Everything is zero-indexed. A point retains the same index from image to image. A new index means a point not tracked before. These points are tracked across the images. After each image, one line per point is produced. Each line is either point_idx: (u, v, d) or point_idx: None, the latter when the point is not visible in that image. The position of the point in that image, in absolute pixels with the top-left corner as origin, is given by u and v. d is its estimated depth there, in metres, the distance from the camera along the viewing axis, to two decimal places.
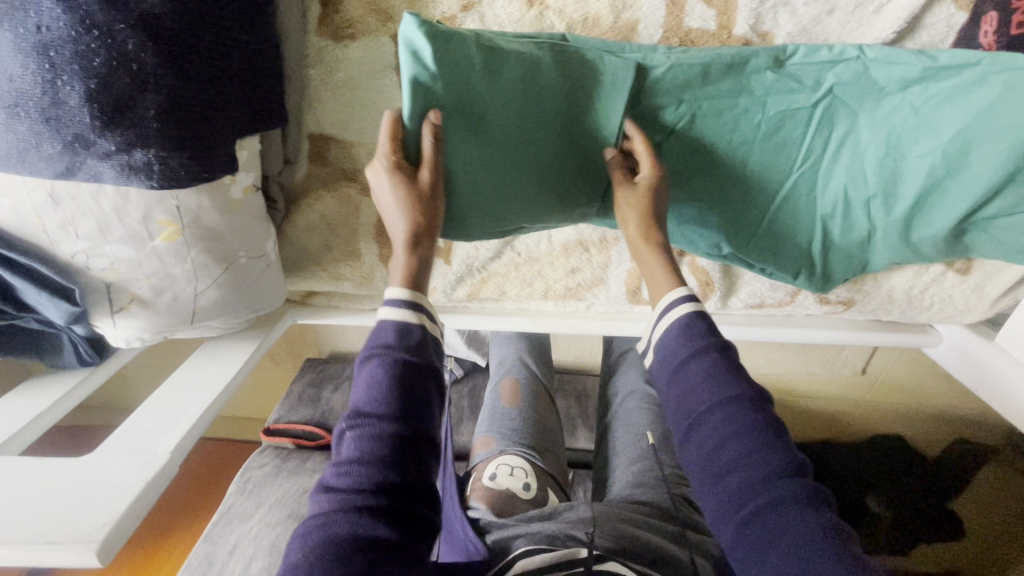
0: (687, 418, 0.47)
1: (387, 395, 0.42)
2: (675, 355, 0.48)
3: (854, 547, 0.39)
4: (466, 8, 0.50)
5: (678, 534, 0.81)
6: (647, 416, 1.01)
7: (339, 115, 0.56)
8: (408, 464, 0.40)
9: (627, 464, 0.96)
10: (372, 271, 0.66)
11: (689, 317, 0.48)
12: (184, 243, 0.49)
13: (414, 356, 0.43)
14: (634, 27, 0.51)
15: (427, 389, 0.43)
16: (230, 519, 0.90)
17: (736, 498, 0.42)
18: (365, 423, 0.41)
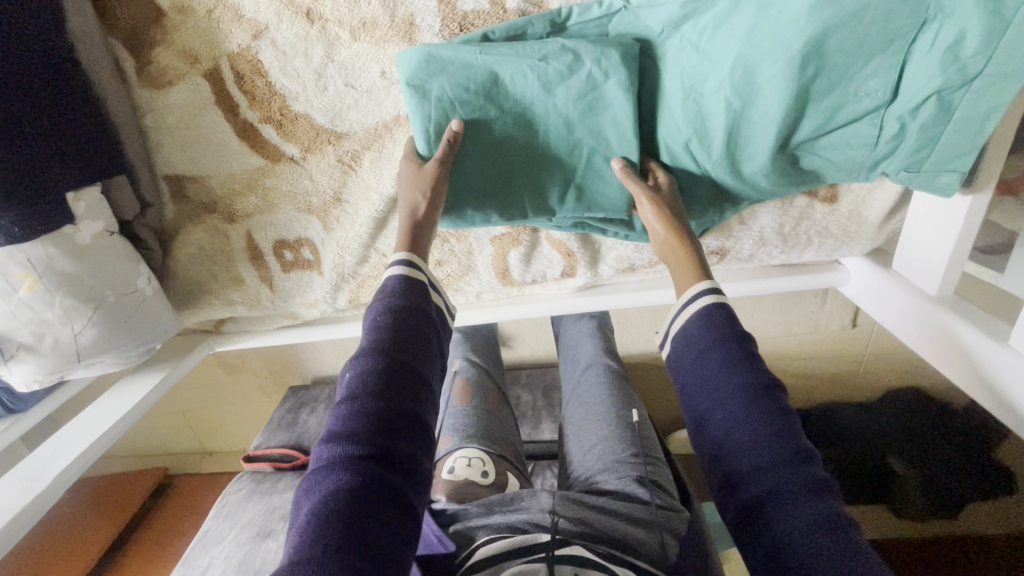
0: (704, 394, 0.48)
1: (383, 338, 0.48)
2: (696, 341, 0.51)
3: (857, 535, 0.41)
4: (257, 36, 0.55)
5: (647, 517, 0.76)
6: (604, 392, 0.96)
7: (184, 155, 0.62)
8: (397, 405, 0.45)
9: (587, 448, 0.90)
10: (258, 292, 0.70)
11: (711, 307, 0.51)
12: (46, 290, 0.55)
13: (404, 303, 0.51)
14: (411, 21, 0.54)
15: (419, 335, 0.50)
16: (206, 542, 0.96)
17: (746, 477, 0.44)
18: (363, 364, 0.47)
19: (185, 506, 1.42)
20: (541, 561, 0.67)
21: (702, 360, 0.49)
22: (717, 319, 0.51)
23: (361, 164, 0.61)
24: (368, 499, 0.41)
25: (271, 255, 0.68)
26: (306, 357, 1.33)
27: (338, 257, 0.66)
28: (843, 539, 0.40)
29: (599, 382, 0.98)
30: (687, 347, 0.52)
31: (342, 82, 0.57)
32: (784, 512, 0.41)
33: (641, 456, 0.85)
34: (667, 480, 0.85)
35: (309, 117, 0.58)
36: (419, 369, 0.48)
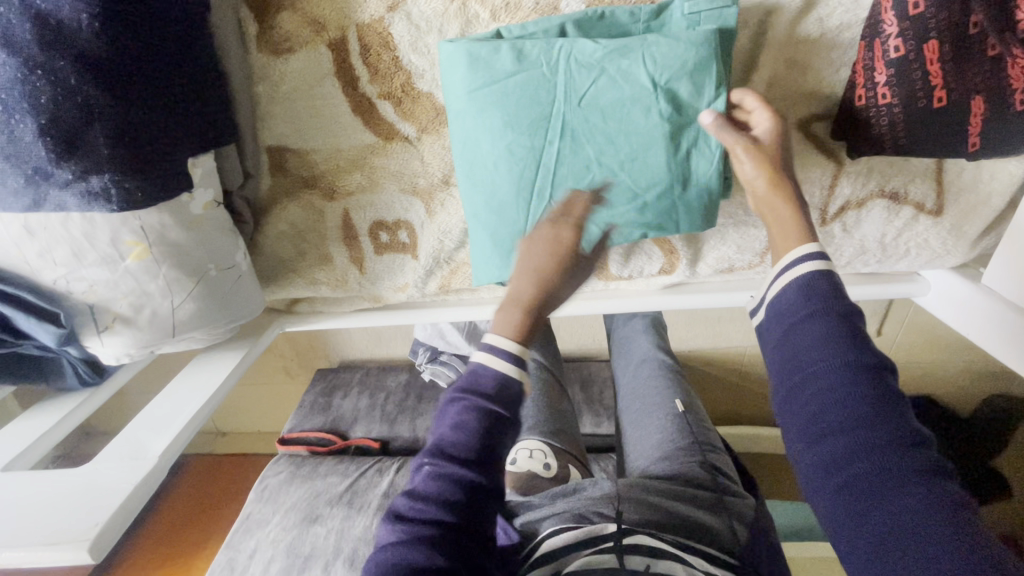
0: (792, 374, 0.42)
1: (472, 441, 0.45)
2: (796, 313, 0.43)
3: (978, 523, 0.36)
4: (392, 8, 0.53)
5: (713, 501, 0.78)
6: (661, 384, 0.97)
7: (292, 127, 0.59)
8: (475, 502, 0.44)
9: (646, 438, 0.92)
10: (345, 273, 0.68)
11: (809, 278, 0.43)
12: (153, 260, 0.52)
13: (502, 407, 0.46)
14: (555, 5, 0.52)
15: (504, 437, 0.46)
16: (249, 525, 0.94)
17: (844, 462, 0.39)
18: (442, 458, 0.45)
19: (203, 487, 1.39)
20: (608, 551, 0.66)
21: (807, 334, 0.42)
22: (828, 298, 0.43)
23: None
24: None
25: (365, 236, 0.66)
26: (337, 341, 1.30)
27: (437, 242, 0.65)
28: (964, 531, 0.35)
29: (654, 376, 0.99)
30: (778, 321, 0.45)
31: None
32: (885, 500, 0.37)
33: (700, 447, 0.87)
34: (730, 468, 0.88)
35: (432, 96, 0.57)
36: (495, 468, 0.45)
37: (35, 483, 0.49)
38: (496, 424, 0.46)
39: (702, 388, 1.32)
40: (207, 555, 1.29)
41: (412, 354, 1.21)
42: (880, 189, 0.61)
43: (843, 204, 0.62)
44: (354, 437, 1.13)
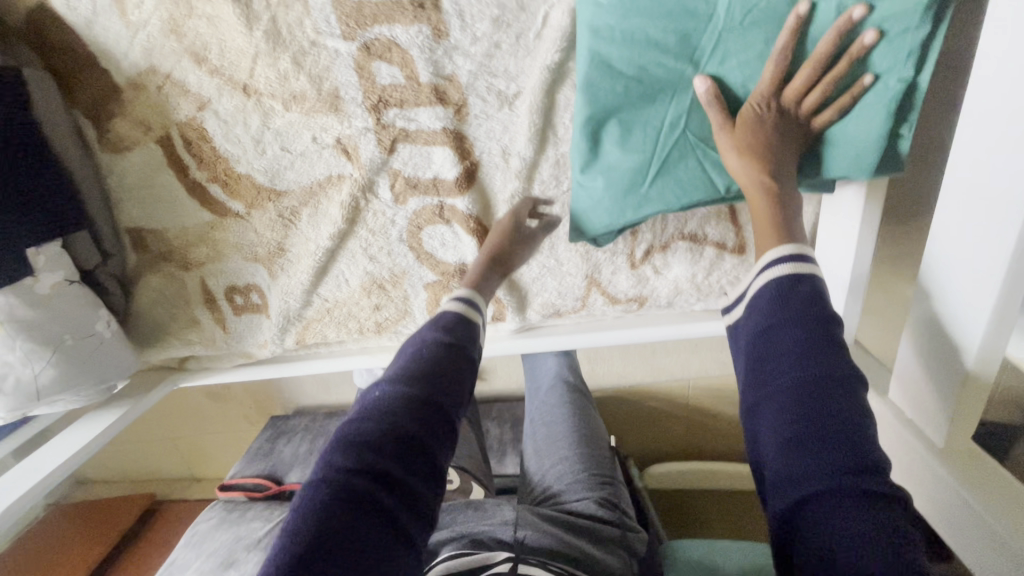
0: (755, 373, 0.46)
1: (420, 367, 0.56)
2: (761, 320, 0.47)
3: (911, 549, 0.35)
4: (201, 107, 0.61)
5: (614, 537, 0.73)
6: (567, 409, 0.93)
7: (142, 210, 0.68)
8: (407, 431, 0.51)
9: (548, 465, 0.88)
10: (212, 332, 0.76)
11: (784, 279, 0.47)
12: (8, 335, 0.60)
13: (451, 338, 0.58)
14: (336, 93, 0.59)
15: (454, 372, 0.56)
16: (173, 569, 1.00)
17: (799, 471, 0.40)
18: (391, 387, 0.55)
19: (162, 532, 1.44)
20: None
21: (774, 339, 0.45)
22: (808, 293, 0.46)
23: (300, 216, 0.67)
24: (360, 506, 0.46)
25: (223, 299, 0.73)
26: (287, 389, 1.38)
27: (283, 303, 0.71)
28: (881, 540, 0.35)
29: (562, 401, 0.94)
30: (754, 326, 0.48)
31: (280, 146, 0.63)
32: (832, 518, 0.37)
33: (601, 478, 0.83)
34: (628, 502, 0.83)
35: (251, 176, 0.64)
36: (438, 406, 0.53)
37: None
38: (450, 352, 0.58)
39: (644, 425, 1.30)
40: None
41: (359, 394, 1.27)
42: (679, 231, 0.63)
43: (647, 248, 0.64)
44: (289, 482, 1.18)
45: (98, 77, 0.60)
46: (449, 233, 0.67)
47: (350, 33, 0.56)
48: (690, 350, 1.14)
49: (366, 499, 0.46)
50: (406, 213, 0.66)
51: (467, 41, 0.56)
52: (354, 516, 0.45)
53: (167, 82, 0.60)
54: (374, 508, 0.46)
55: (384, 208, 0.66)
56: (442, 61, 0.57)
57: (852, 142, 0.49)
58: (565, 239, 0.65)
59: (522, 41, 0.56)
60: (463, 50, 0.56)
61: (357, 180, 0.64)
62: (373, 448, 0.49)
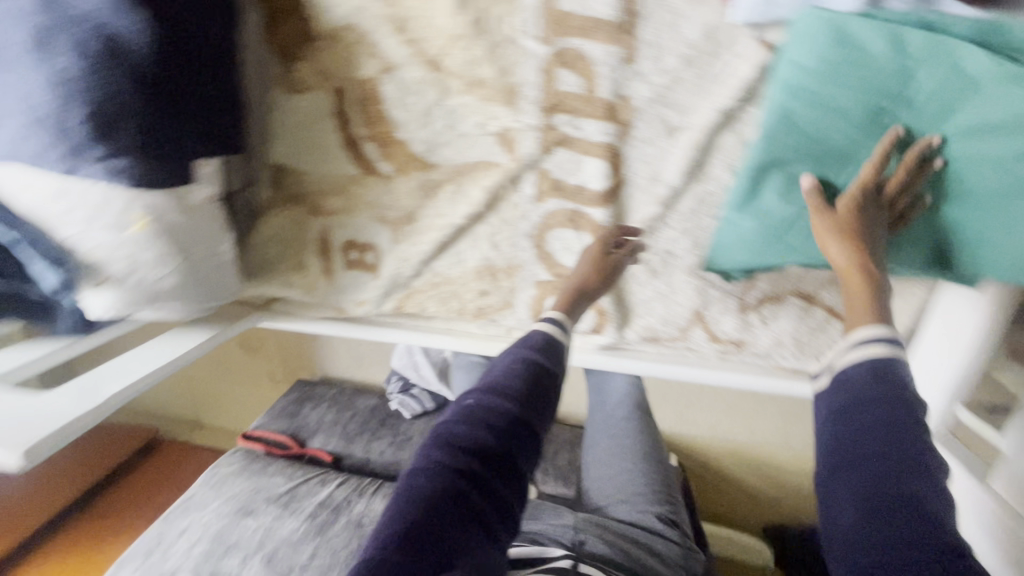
0: (838, 452, 0.46)
1: (515, 379, 0.55)
2: (855, 395, 0.47)
3: None
4: (385, 70, 0.64)
5: (665, 554, 0.81)
6: (633, 427, 0.98)
7: (292, 149, 0.71)
8: (502, 442, 0.52)
9: (608, 476, 0.95)
10: (315, 280, 0.78)
11: (879, 359, 0.47)
12: (151, 235, 0.63)
13: (545, 357, 0.58)
14: (516, 88, 0.63)
15: (545, 390, 0.56)
16: (189, 506, 0.98)
17: (871, 548, 0.40)
18: (485, 394, 0.55)
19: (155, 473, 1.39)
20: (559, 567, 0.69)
21: (866, 417, 0.45)
22: (897, 381, 0.46)
23: (440, 190, 0.70)
24: (456, 510, 0.48)
25: (338, 251, 0.76)
26: (321, 355, 1.39)
27: (396, 267, 0.74)
28: None
29: (628, 418, 0.99)
30: (842, 396, 0.48)
31: (445, 123, 0.66)
32: None
33: (662, 497, 0.91)
34: (685, 521, 0.91)
35: (408, 143, 0.67)
36: (529, 423, 0.54)
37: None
38: (542, 370, 0.57)
39: None
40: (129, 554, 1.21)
41: (386, 381, 1.31)
42: (795, 289, 0.66)
43: (760, 296, 0.68)
44: (311, 446, 1.19)
45: (297, 20, 0.64)
46: (576, 239, 0.70)
47: (548, 37, 0.60)
48: (729, 408, 1.15)
49: (460, 505, 0.48)
50: (541, 212, 0.69)
51: (653, 70, 0.60)
52: (443, 528, 0.47)
53: (361, 40, 0.63)
54: (469, 515, 0.48)
55: (523, 202, 0.69)
56: (624, 82, 0.61)
57: (1012, 250, 0.53)
58: (685, 270, 0.68)
59: (704, 82, 0.59)
60: (647, 77, 0.60)
61: (507, 170, 0.67)
62: (471, 454, 0.50)
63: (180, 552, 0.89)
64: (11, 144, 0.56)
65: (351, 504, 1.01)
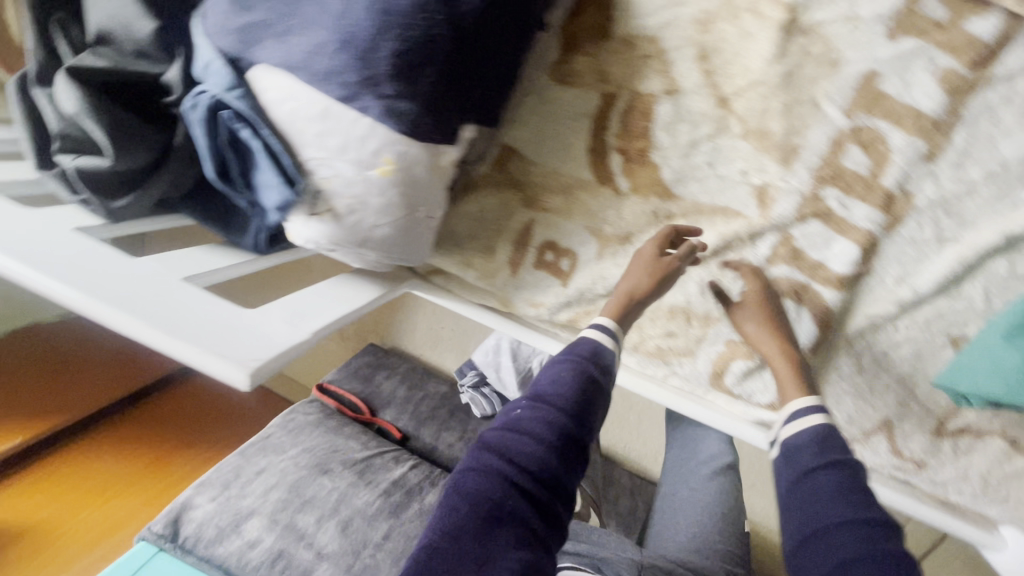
0: (807, 517, 0.52)
1: (569, 392, 0.54)
2: (805, 463, 0.55)
3: None
4: (667, 91, 0.62)
5: None
6: (715, 489, 0.94)
7: (533, 137, 0.68)
8: (559, 458, 0.51)
9: (679, 529, 0.93)
10: (498, 268, 0.75)
11: (823, 429, 0.56)
12: (391, 181, 0.60)
13: (597, 369, 0.57)
14: (797, 149, 0.61)
15: (596, 401, 0.55)
16: (267, 446, 0.94)
17: None
18: (535, 404, 0.54)
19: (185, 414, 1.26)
20: None
21: (813, 483, 0.53)
22: (838, 448, 0.55)
23: (669, 222, 0.67)
24: (504, 520, 0.47)
25: (535, 248, 0.73)
26: (401, 327, 1.36)
27: (592, 283, 0.71)
28: None
29: (712, 480, 0.95)
30: (799, 460, 0.56)
31: (706, 160, 0.64)
32: None
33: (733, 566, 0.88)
34: None
35: (658, 168, 0.65)
36: (580, 437, 0.52)
37: (198, 305, 0.55)
38: (570, 368, 0.56)
39: None
40: (142, 514, 1.06)
41: (456, 370, 1.22)
42: (1004, 429, 0.64)
43: (961, 426, 0.65)
44: (381, 417, 1.17)
45: (599, 15, 0.61)
46: (791, 311, 0.67)
47: (854, 111, 0.58)
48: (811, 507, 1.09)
49: (511, 515, 0.47)
50: (765, 275, 0.66)
51: (949, 175, 0.58)
52: (496, 536, 0.46)
53: (657, 54, 0.61)
54: (519, 526, 0.47)
55: (752, 259, 0.66)
56: (913, 177, 0.59)
57: None
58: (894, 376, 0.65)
59: (998, 202, 0.57)
60: (940, 180, 0.58)
61: (751, 225, 0.65)
62: (521, 465, 0.50)
63: (257, 494, 0.85)
64: (306, 55, 0.54)
65: (424, 493, 0.94)
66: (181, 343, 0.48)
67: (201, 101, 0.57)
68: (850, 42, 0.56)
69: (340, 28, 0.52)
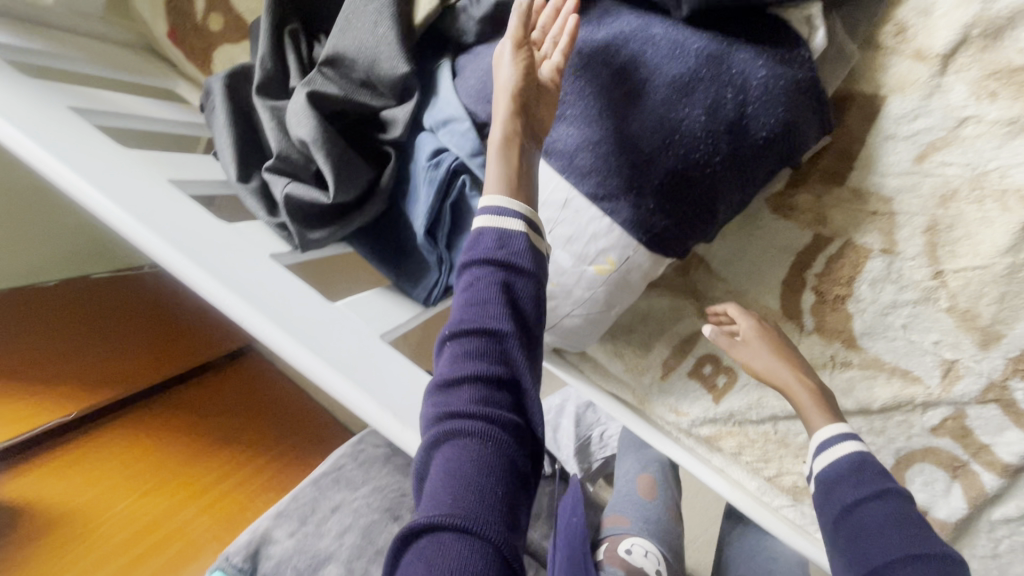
0: (854, 548, 0.52)
1: (495, 299, 0.41)
2: (847, 496, 0.55)
3: None
4: (884, 250, 0.62)
5: None
6: None
7: (727, 255, 0.68)
8: (506, 377, 0.40)
9: None
10: (649, 367, 0.74)
11: (857, 456, 0.57)
12: (603, 279, 0.58)
13: (518, 260, 0.43)
14: (1000, 337, 0.61)
15: (529, 296, 0.43)
16: (339, 478, 0.89)
17: None
18: (471, 334, 0.41)
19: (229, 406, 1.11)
20: None
21: (866, 515, 0.53)
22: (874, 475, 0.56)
23: (844, 369, 0.68)
24: (497, 468, 0.36)
25: (694, 356, 0.72)
26: None
27: (745, 405, 0.70)
28: None
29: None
30: (839, 490, 0.56)
31: (901, 322, 0.64)
32: None
33: None
34: None
35: (851, 317, 0.65)
36: (525, 347, 0.42)
37: (405, 375, 0.51)
38: (516, 279, 0.43)
39: None
40: (183, 513, 0.89)
41: None
42: None
43: None
44: None
45: (838, 164, 0.62)
46: (943, 483, 0.67)
47: None
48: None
49: (502, 463, 0.36)
50: (926, 443, 0.67)
51: None
52: (487, 489, 0.34)
53: (887, 215, 0.62)
54: (516, 474, 0.37)
55: (917, 425, 0.67)
56: None
57: None
58: None
59: None
60: None
61: (930, 394, 0.65)
62: (485, 397, 0.39)
63: (333, 534, 0.81)
64: (573, 148, 0.54)
65: None
66: (410, 432, 0.46)
67: (444, 162, 0.56)
68: None
69: (620, 134, 0.52)
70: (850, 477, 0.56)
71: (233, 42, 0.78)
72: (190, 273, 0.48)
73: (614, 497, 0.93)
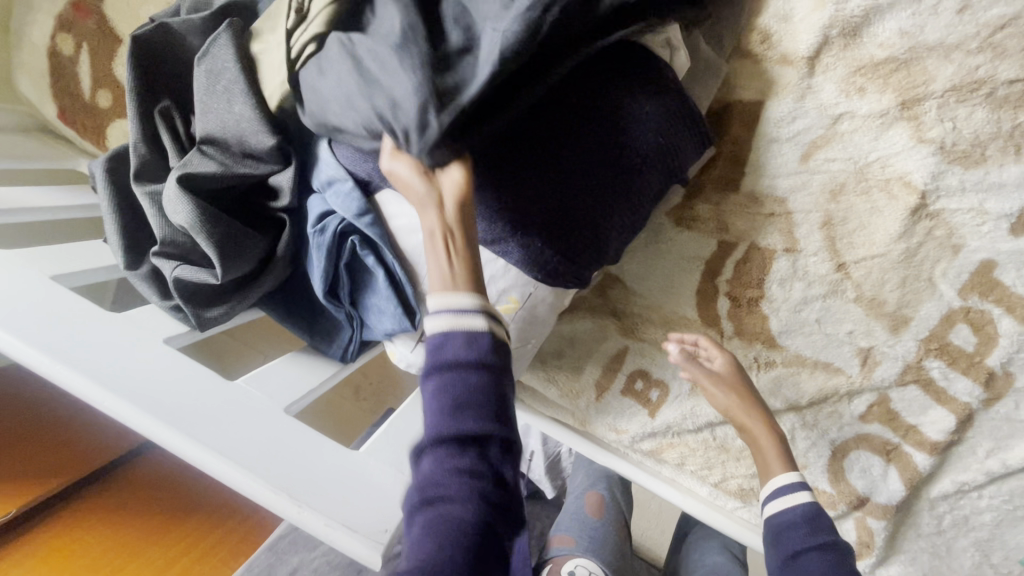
0: None
1: (462, 408, 0.37)
2: (797, 543, 0.54)
3: None
4: (787, 249, 0.63)
5: None
6: None
7: (639, 270, 0.69)
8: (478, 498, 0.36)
9: None
10: (583, 390, 0.74)
11: (812, 508, 0.56)
12: (511, 317, 0.58)
13: (486, 362, 0.39)
14: (908, 319, 0.62)
15: (501, 399, 0.39)
16: (297, 540, 0.88)
17: None
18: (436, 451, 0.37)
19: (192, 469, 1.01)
20: None
21: (808, 563, 0.52)
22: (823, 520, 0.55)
23: (769, 369, 0.68)
24: None
25: (624, 374, 0.72)
26: None
27: (683, 416, 0.70)
28: None
29: None
30: (790, 538, 0.55)
31: (814, 317, 0.65)
32: None
33: None
34: None
35: (766, 317, 0.66)
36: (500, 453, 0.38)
37: (308, 453, 0.50)
38: (485, 379, 0.38)
39: None
40: None
41: None
42: None
43: None
44: None
45: (731, 169, 0.63)
46: (879, 469, 0.68)
47: (968, 293, 0.60)
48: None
49: None
50: (857, 431, 0.68)
51: None
52: None
53: (784, 215, 0.62)
54: None
55: (846, 414, 0.67)
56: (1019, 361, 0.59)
57: None
58: (971, 540, 0.67)
59: None
60: None
61: (852, 383, 0.66)
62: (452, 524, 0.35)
63: None
64: None
65: None
66: (308, 512, 0.44)
67: (330, 226, 0.55)
68: (975, 232, 0.58)
69: (499, 177, 0.51)
70: (803, 525, 0.55)
71: (117, 117, 0.77)
72: (64, 378, 0.45)
73: (561, 517, 0.92)
